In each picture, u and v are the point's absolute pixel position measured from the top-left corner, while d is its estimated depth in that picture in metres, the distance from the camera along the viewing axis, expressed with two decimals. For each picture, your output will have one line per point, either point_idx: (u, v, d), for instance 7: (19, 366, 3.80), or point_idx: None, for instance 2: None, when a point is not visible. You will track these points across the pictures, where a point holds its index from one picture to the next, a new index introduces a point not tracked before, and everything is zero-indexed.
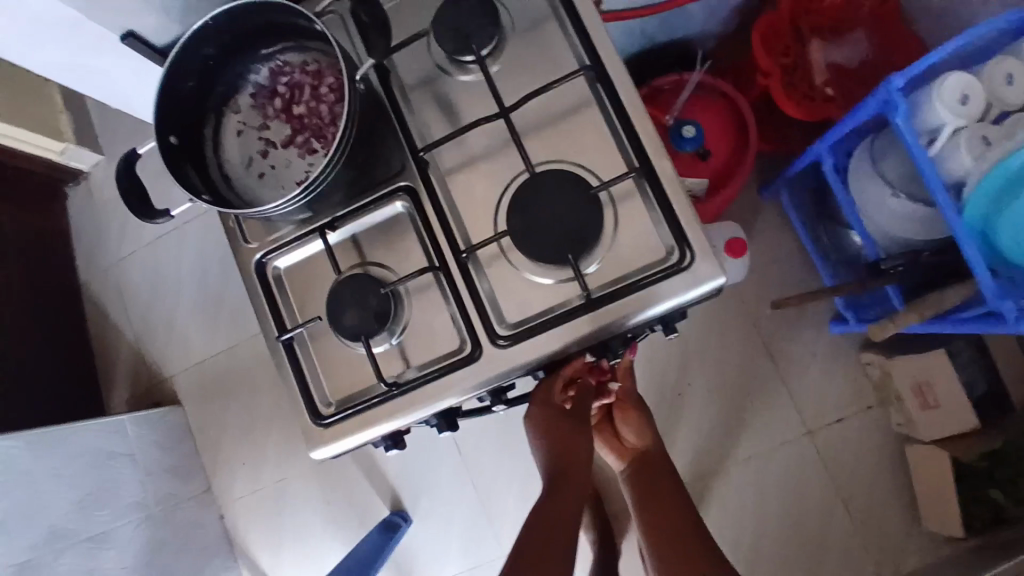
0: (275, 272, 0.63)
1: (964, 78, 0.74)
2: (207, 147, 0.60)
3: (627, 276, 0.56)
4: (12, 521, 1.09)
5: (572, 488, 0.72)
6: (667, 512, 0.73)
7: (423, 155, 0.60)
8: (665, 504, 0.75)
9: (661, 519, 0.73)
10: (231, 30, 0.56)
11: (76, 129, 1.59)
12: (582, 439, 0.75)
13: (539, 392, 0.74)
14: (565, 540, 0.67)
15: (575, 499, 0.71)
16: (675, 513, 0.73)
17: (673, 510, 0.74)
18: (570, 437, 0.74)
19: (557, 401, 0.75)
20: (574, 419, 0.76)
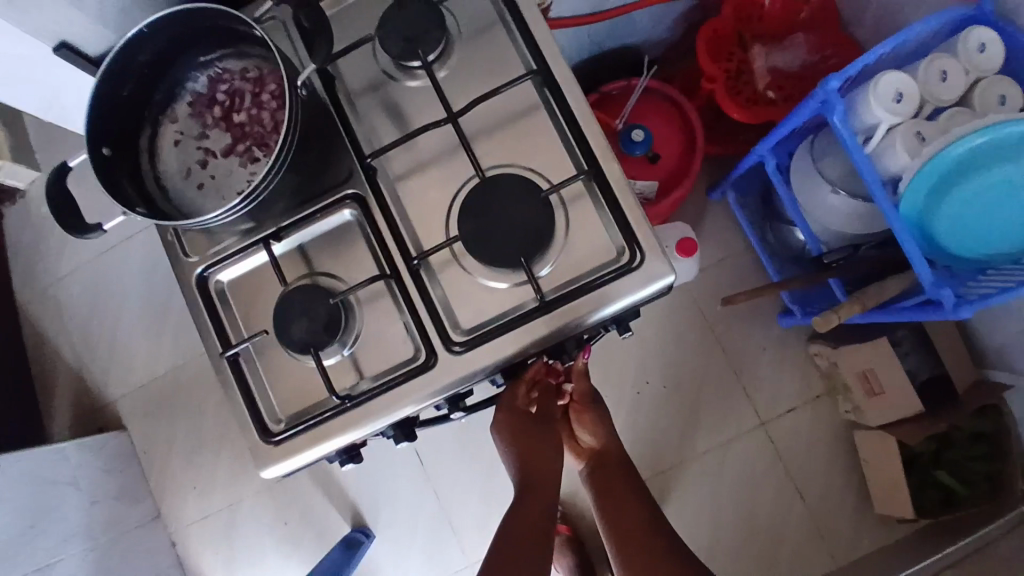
0: (219, 285, 0.61)
1: (898, 77, 0.78)
2: (143, 157, 0.57)
3: (578, 277, 0.56)
4: None
5: (541, 493, 0.72)
6: (627, 511, 0.74)
7: (370, 163, 0.59)
8: (623, 502, 0.75)
9: (622, 518, 0.74)
10: (165, 36, 0.54)
11: (10, 141, 1.51)
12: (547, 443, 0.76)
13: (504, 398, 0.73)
14: (540, 553, 0.68)
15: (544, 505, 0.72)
16: (634, 511, 0.74)
17: (632, 508, 0.75)
18: (535, 444, 0.75)
19: (521, 407, 0.74)
20: (537, 423, 0.76)
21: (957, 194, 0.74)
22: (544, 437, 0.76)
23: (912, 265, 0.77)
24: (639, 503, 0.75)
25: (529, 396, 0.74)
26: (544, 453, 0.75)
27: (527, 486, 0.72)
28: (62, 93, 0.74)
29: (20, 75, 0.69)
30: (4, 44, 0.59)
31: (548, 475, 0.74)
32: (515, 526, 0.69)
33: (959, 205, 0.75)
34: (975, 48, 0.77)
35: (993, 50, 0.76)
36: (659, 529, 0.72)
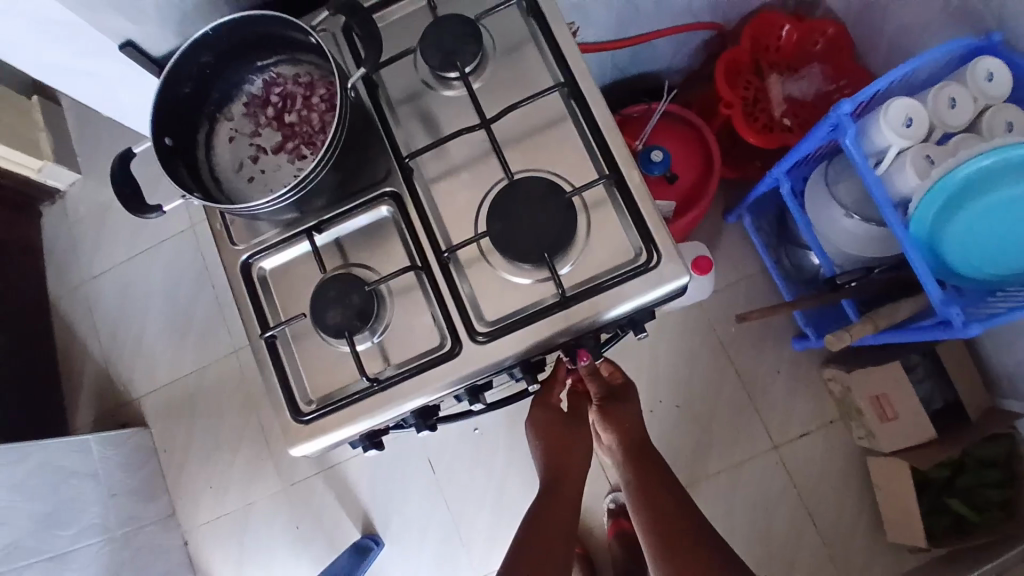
0: (260, 272, 0.65)
1: (907, 103, 0.81)
2: (199, 150, 0.62)
3: (600, 274, 0.59)
4: None
5: (566, 491, 0.78)
6: (660, 496, 0.75)
7: (408, 161, 0.63)
8: (655, 486, 0.76)
9: (652, 504, 0.75)
10: (228, 40, 0.59)
11: (54, 147, 1.60)
12: (576, 440, 0.82)
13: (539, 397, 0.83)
14: (565, 547, 0.73)
15: (568, 500, 0.77)
16: (665, 497, 0.75)
17: (664, 494, 0.76)
18: (564, 438, 0.82)
19: (554, 402, 0.83)
20: (570, 422, 0.83)
21: (965, 214, 0.76)
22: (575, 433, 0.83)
23: (922, 283, 0.79)
24: (671, 490, 0.76)
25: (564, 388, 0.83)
26: (573, 455, 0.81)
27: (552, 489, 0.78)
28: (114, 95, 0.78)
29: (84, 79, 0.74)
30: (77, 42, 0.64)
31: (574, 476, 0.80)
32: (543, 520, 0.74)
33: (967, 225, 0.77)
34: (983, 77, 0.81)
35: (1000, 80, 0.80)
36: (686, 518, 0.73)
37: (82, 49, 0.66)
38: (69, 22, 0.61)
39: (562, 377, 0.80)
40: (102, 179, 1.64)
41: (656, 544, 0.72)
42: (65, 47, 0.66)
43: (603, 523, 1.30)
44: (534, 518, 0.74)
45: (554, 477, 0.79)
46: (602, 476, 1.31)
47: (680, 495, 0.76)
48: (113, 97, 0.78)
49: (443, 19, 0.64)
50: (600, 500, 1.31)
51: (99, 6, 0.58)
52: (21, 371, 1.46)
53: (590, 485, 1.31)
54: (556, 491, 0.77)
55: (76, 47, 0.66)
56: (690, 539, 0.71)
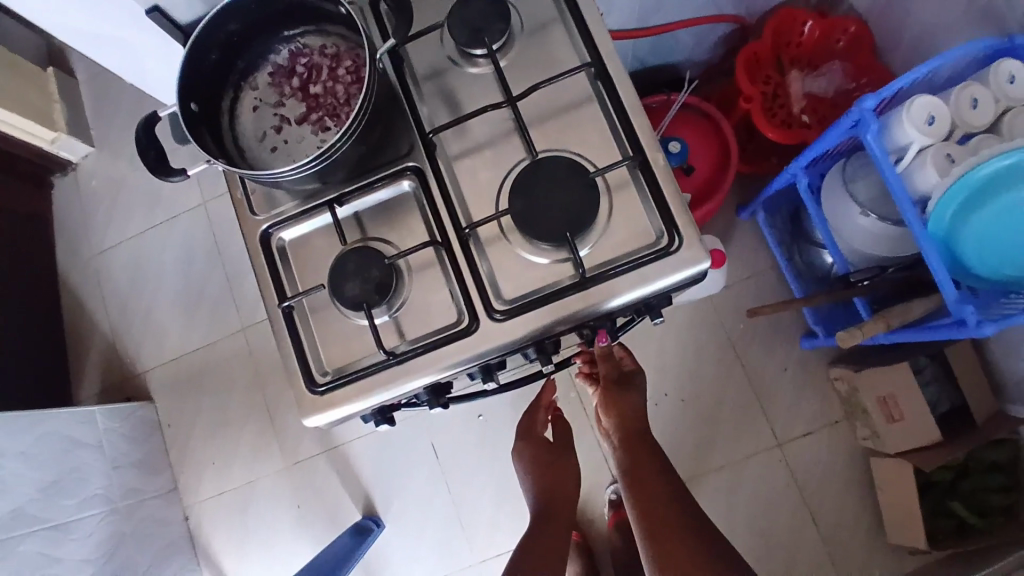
0: (280, 243, 0.65)
1: (931, 100, 0.80)
2: (223, 117, 0.62)
3: (623, 258, 0.59)
4: None
5: (560, 509, 0.89)
6: (657, 495, 0.74)
7: (432, 137, 0.63)
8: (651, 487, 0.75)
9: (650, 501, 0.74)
10: (256, 8, 0.59)
11: (68, 119, 1.60)
12: (563, 468, 0.92)
13: (525, 431, 0.95)
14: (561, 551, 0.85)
15: (564, 517, 0.89)
16: (661, 498, 0.74)
17: (658, 490, 0.74)
18: (555, 465, 0.92)
19: (538, 432, 0.95)
20: (558, 449, 0.94)
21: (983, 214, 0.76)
22: (563, 457, 0.93)
23: (938, 282, 0.79)
24: (666, 491, 0.75)
25: (544, 419, 0.97)
26: (563, 480, 0.91)
27: (546, 511, 0.88)
28: (137, 63, 0.77)
29: (108, 45, 0.73)
30: (102, 5, 0.64)
31: (565, 495, 0.90)
32: (540, 532, 0.86)
33: (985, 225, 0.77)
34: (1006, 79, 0.81)
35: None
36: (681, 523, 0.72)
37: (108, 14, 0.66)
38: None
39: (544, 403, 0.99)
40: (115, 153, 1.64)
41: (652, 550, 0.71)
42: (88, 10, 0.65)
43: (604, 513, 1.31)
44: (537, 536, 0.85)
45: (545, 497, 0.89)
46: (605, 467, 1.31)
47: (677, 500, 0.74)
48: (136, 65, 0.78)
49: None
50: (601, 491, 1.31)
51: None
52: (27, 341, 1.46)
53: (592, 476, 1.31)
54: (551, 508, 0.89)
55: (101, 12, 0.65)
56: (686, 542, 0.70)
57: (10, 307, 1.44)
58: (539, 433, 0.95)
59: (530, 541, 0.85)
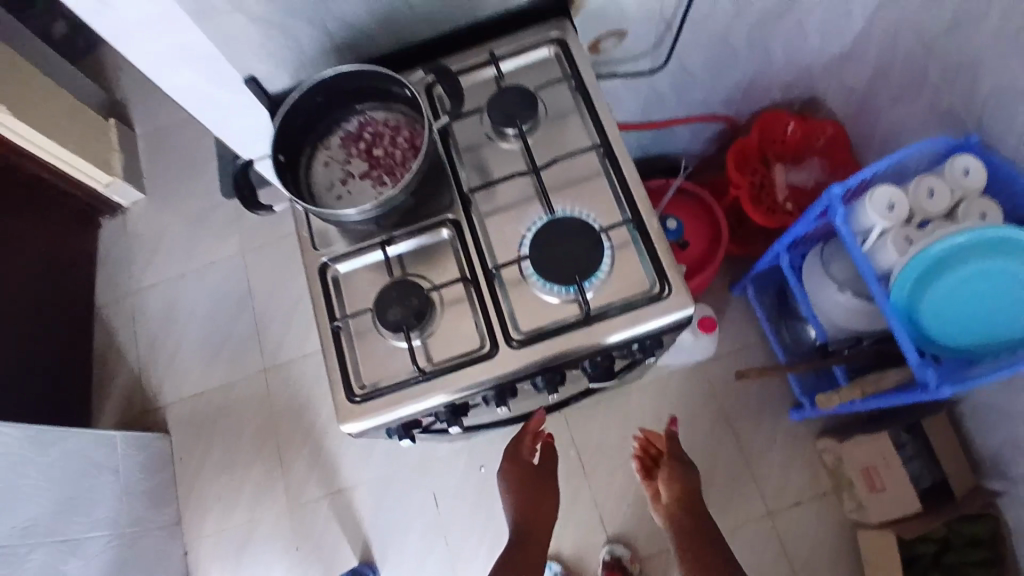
0: (334, 274, 0.77)
1: (889, 190, 0.95)
2: (301, 169, 0.76)
3: (621, 303, 0.70)
4: None
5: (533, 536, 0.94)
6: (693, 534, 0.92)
7: (471, 194, 0.77)
8: (692, 517, 0.94)
9: (692, 537, 0.92)
10: (338, 85, 0.74)
11: (124, 168, 1.78)
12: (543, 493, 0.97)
13: (512, 454, 0.95)
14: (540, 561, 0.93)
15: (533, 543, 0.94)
16: (697, 530, 0.93)
17: (696, 528, 0.93)
18: (536, 488, 0.96)
19: (524, 458, 0.95)
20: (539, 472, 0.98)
21: (936, 285, 0.88)
22: (544, 478, 0.99)
23: (902, 347, 0.89)
24: (702, 527, 0.93)
25: (531, 445, 0.96)
26: (538, 506, 0.96)
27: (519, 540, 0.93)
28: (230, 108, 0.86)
29: (210, 94, 0.82)
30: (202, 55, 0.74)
31: (540, 517, 0.96)
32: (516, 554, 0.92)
33: (942, 297, 0.88)
34: (961, 171, 0.94)
35: (976, 174, 0.93)
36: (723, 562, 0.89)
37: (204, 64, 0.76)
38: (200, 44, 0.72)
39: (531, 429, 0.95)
40: (163, 201, 1.81)
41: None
42: (190, 61, 0.75)
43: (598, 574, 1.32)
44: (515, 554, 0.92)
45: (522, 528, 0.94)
46: (600, 526, 1.35)
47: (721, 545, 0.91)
48: (229, 112, 0.87)
49: (511, 88, 0.79)
50: (596, 550, 1.34)
51: (239, 44, 0.74)
52: (55, 366, 1.56)
53: (585, 532, 1.35)
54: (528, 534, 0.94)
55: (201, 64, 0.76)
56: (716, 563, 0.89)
57: (45, 334, 1.55)
58: (526, 460, 0.95)
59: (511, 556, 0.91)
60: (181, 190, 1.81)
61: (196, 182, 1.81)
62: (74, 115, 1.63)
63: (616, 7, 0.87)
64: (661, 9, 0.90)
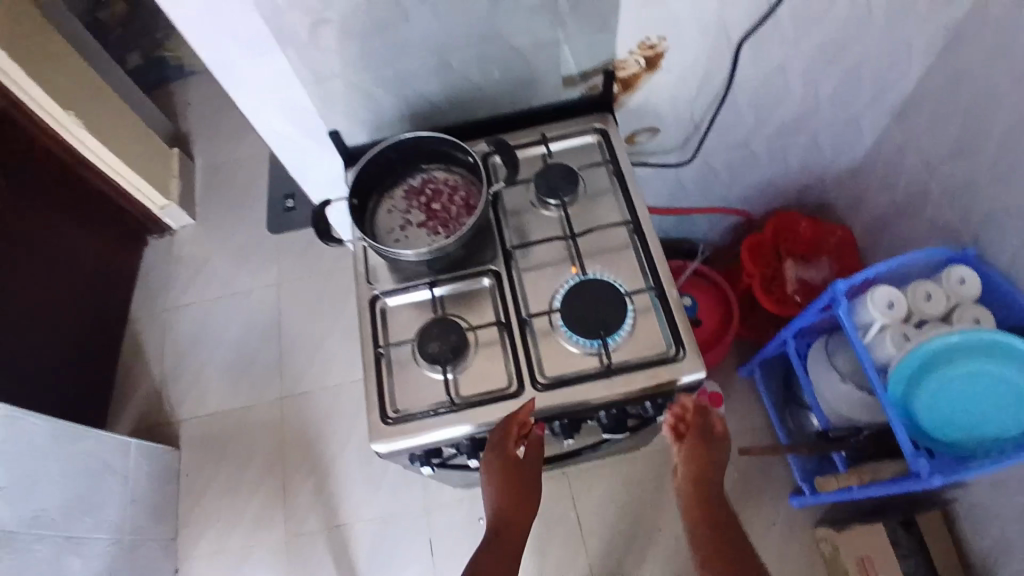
0: (382, 305, 0.85)
1: (889, 290, 1.04)
2: (367, 213, 0.87)
3: (637, 361, 0.77)
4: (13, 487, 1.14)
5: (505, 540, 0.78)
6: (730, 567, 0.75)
7: (514, 251, 0.87)
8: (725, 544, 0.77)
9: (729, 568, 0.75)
10: (411, 146, 0.86)
11: (180, 195, 1.92)
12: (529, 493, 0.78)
13: (495, 444, 0.74)
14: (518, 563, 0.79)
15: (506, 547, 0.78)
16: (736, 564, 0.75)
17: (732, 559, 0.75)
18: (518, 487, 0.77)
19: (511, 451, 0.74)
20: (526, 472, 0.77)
21: (930, 382, 0.95)
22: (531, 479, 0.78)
23: (897, 435, 0.95)
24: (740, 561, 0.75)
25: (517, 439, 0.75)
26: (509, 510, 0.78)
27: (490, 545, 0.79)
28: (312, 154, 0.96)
29: (297, 139, 0.93)
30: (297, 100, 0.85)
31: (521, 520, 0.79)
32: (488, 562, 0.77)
33: (935, 392, 0.95)
34: (956, 280, 1.03)
35: (970, 284, 1.02)
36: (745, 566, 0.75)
37: (297, 111, 0.87)
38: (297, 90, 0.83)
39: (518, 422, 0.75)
40: (210, 228, 1.94)
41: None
42: (287, 105, 0.86)
43: None
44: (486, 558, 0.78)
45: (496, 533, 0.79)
46: None
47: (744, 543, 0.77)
48: (310, 158, 0.97)
49: (557, 165, 0.90)
50: None
51: (329, 104, 0.85)
52: (81, 372, 1.64)
53: None
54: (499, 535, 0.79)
55: (294, 111, 0.87)
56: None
57: (78, 340, 1.65)
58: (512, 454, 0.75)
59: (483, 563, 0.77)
60: (229, 220, 1.94)
61: (245, 215, 1.95)
62: (144, 143, 1.79)
63: (653, 106, 0.99)
64: (692, 111, 1.02)
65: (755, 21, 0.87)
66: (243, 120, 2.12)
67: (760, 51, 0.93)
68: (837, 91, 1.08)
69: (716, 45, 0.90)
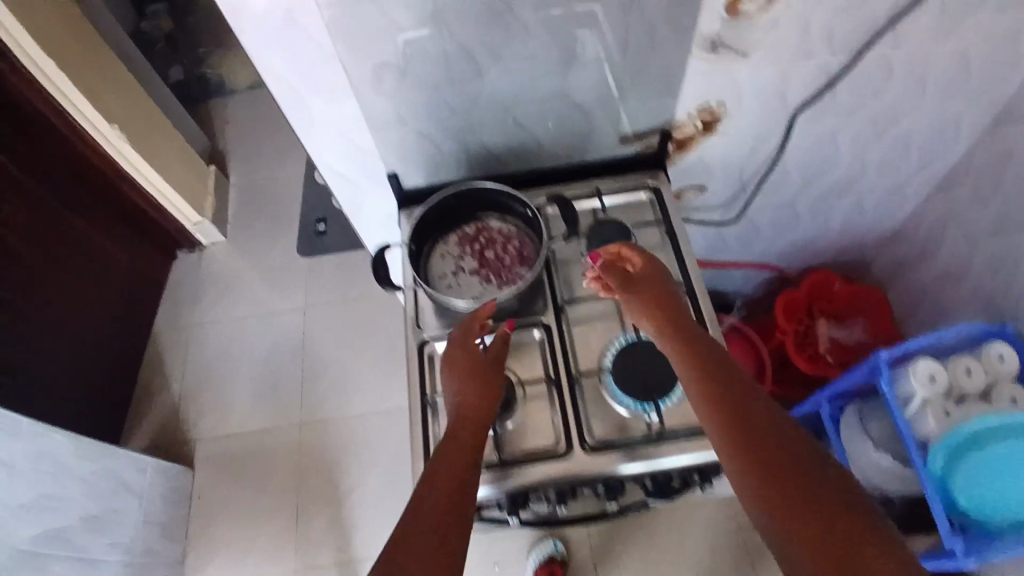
0: (430, 352, 0.85)
1: (931, 364, 1.03)
2: (421, 257, 0.87)
3: (686, 429, 0.76)
4: (37, 506, 1.13)
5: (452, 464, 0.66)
6: (713, 386, 0.65)
7: (564, 305, 0.86)
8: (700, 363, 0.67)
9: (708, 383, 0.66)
10: (469, 195, 0.87)
11: (214, 212, 1.94)
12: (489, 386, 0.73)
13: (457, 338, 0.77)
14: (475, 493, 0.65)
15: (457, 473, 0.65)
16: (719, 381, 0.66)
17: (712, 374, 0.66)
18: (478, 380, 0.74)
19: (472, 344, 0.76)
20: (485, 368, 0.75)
21: (970, 462, 0.94)
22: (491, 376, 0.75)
23: (934, 513, 0.94)
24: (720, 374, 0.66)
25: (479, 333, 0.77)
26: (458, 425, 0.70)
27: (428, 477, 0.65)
28: (368, 194, 0.96)
29: (354, 179, 0.93)
30: (359, 142, 0.85)
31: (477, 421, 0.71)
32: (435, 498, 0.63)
33: (975, 473, 0.94)
34: (996, 358, 1.04)
35: (1010, 362, 1.03)
36: (813, 467, 0.58)
37: (359, 153, 0.88)
38: (362, 134, 0.84)
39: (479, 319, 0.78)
40: (241, 246, 1.96)
41: (772, 489, 0.57)
42: (351, 148, 0.87)
43: None
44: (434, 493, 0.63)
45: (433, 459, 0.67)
46: None
47: (765, 398, 0.64)
48: (365, 198, 0.97)
49: (609, 219, 0.89)
50: None
51: (390, 149, 0.87)
52: (101, 383, 1.64)
53: None
54: (444, 465, 0.66)
55: (355, 153, 0.88)
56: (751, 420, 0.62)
57: (100, 351, 1.65)
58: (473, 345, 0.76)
59: (424, 501, 0.63)
60: (260, 240, 1.96)
61: (277, 236, 1.97)
62: (184, 160, 1.82)
63: (704, 166, 1.00)
64: (742, 174, 1.03)
65: (813, 94, 0.89)
66: (280, 141, 2.15)
67: (814, 123, 0.95)
68: (883, 162, 1.09)
69: (772, 114, 0.91)
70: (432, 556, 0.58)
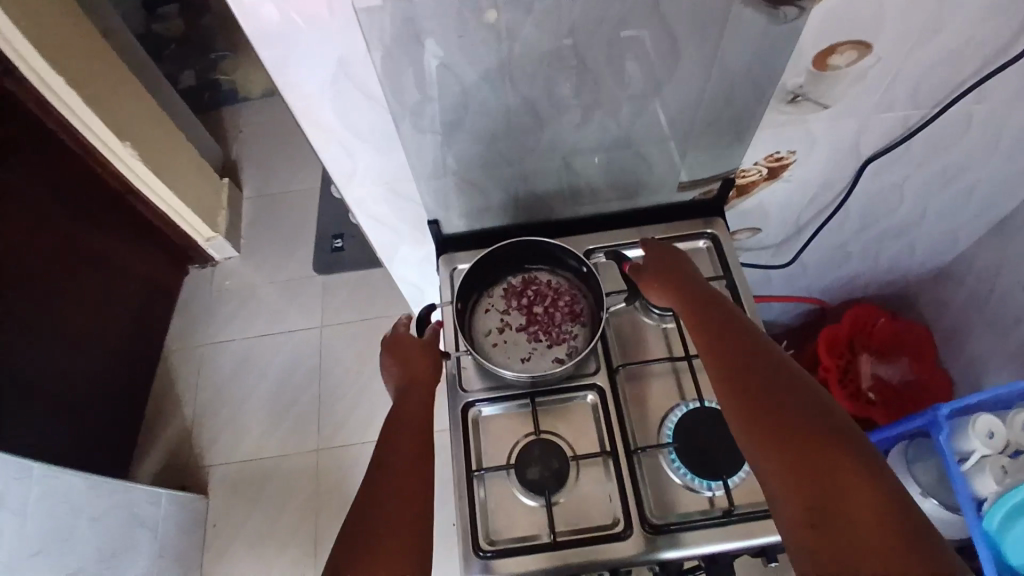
0: (475, 415, 0.79)
1: (990, 419, 0.98)
2: (465, 312, 0.81)
3: (755, 508, 0.71)
4: (49, 552, 1.07)
5: (406, 433, 0.67)
6: (731, 366, 0.62)
7: (619, 367, 0.81)
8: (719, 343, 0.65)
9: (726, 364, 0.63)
10: (518, 247, 0.81)
11: (227, 226, 1.88)
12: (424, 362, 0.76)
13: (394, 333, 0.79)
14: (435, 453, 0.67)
15: (414, 438, 0.67)
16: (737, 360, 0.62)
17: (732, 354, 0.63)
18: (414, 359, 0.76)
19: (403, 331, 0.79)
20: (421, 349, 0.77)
21: None
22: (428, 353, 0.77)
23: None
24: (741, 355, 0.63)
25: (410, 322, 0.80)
26: (409, 392, 0.72)
27: (381, 457, 0.65)
28: (404, 235, 0.91)
29: (390, 221, 0.87)
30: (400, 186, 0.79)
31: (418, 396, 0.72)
32: (397, 472, 0.63)
33: None
34: None
35: None
36: (844, 451, 0.52)
37: (399, 197, 0.82)
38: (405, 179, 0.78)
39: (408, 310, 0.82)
40: (254, 262, 1.90)
41: (787, 465, 0.53)
42: (390, 191, 0.81)
43: None
44: (389, 476, 0.62)
45: (383, 439, 0.67)
46: None
47: (791, 376, 0.60)
48: (401, 238, 0.91)
49: None
50: None
51: (436, 196, 0.81)
52: (112, 405, 1.59)
53: None
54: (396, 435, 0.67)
55: (394, 197, 0.82)
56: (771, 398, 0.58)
57: (111, 372, 1.60)
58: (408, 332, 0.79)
59: (382, 475, 0.63)
60: (274, 255, 1.91)
61: (292, 252, 1.91)
62: (198, 173, 1.75)
63: (760, 211, 0.94)
64: (799, 216, 0.98)
65: (888, 143, 0.83)
66: (294, 152, 2.09)
67: (883, 170, 0.89)
68: (947, 205, 1.03)
69: (841, 161, 0.85)
70: (400, 524, 0.59)
